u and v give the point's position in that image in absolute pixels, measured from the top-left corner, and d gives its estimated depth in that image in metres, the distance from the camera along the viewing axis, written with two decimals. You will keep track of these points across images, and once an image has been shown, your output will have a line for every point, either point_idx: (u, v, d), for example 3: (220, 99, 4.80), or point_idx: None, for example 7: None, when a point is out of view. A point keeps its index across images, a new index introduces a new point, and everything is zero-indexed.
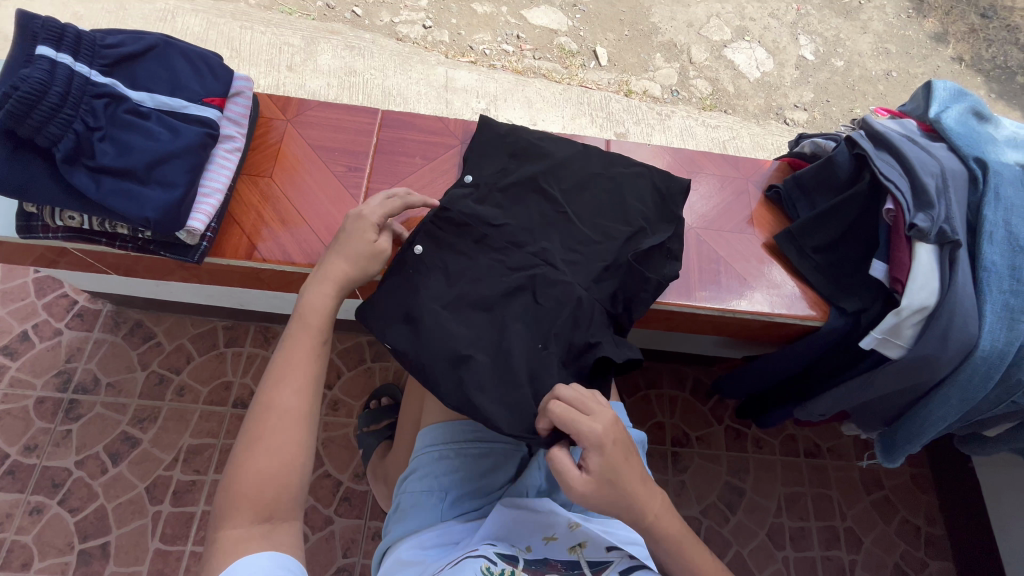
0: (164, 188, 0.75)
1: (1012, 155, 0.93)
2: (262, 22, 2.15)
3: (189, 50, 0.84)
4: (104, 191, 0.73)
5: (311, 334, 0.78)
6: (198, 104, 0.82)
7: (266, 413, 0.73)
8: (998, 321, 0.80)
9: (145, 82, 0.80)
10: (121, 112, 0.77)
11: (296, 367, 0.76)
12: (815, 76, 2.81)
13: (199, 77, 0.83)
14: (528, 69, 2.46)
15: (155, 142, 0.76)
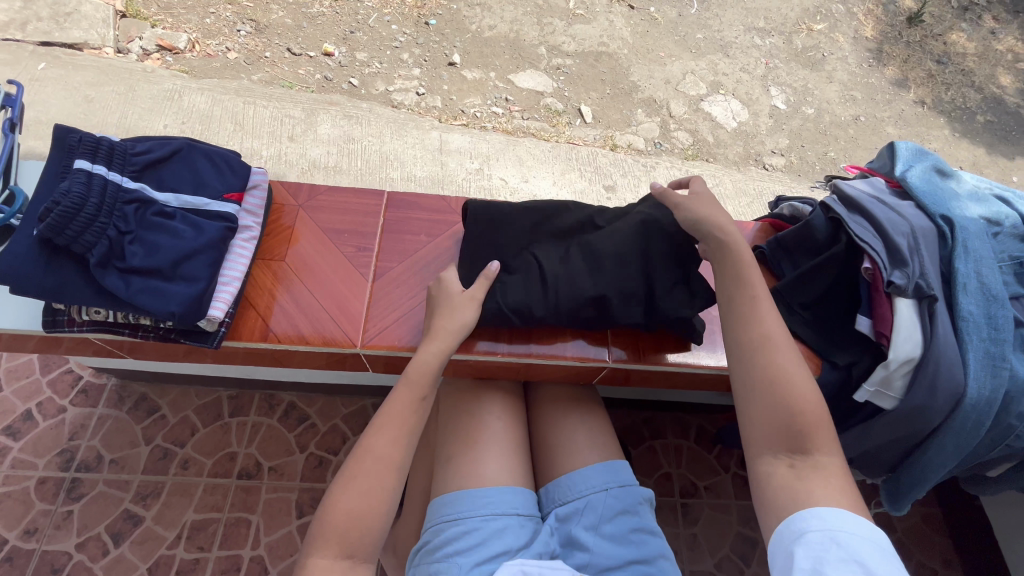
0: (188, 283, 0.79)
1: (975, 209, 1.00)
2: (264, 97, 2.28)
3: (211, 151, 0.90)
4: (133, 290, 0.77)
5: (407, 389, 0.86)
6: (219, 201, 0.88)
7: (365, 456, 0.82)
8: (982, 368, 0.84)
9: (170, 183, 0.86)
10: (149, 215, 0.82)
11: (394, 418, 0.84)
12: (789, 123, 2.98)
13: (219, 175, 0.89)
14: (518, 129, 2.59)
15: (180, 241, 0.81)
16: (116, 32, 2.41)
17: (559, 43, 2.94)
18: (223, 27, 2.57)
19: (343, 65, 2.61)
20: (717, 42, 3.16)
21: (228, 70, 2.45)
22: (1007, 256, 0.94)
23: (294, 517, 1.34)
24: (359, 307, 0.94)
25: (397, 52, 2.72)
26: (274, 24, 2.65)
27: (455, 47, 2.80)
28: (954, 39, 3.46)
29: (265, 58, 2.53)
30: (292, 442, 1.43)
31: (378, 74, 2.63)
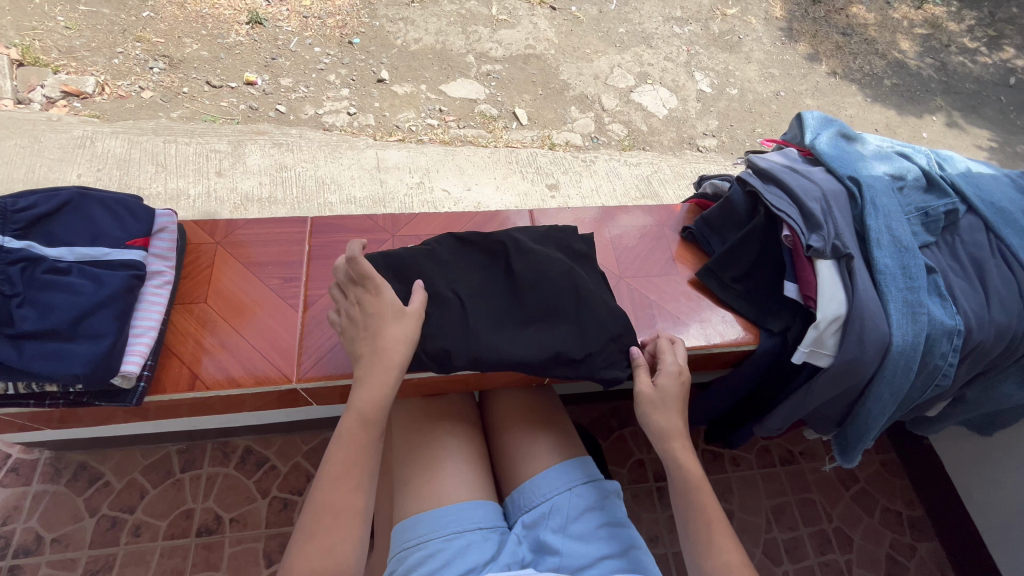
0: (92, 340, 0.74)
1: (882, 167, 1.06)
2: (185, 134, 2.18)
3: (107, 198, 0.85)
4: (28, 357, 0.70)
5: (371, 425, 0.79)
6: (120, 248, 0.82)
7: (327, 501, 0.74)
8: (903, 317, 0.89)
9: (63, 237, 0.80)
10: (39, 273, 0.75)
11: (358, 458, 0.77)
12: (716, 105, 3.09)
13: (118, 222, 0.84)
14: (455, 138, 2.58)
15: (77, 296, 0.75)
16: (14, 81, 2.25)
17: (487, 50, 2.96)
18: (133, 66, 2.45)
19: (267, 92, 2.54)
20: (640, 34, 3.26)
21: (144, 110, 2.34)
22: (913, 207, 1.01)
23: (264, 566, 1.28)
24: (291, 339, 0.90)
25: (323, 74, 2.67)
26: (189, 58, 2.55)
27: (382, 64, 2.78)
28: (854, 14, 3.71)
29: (182, 94, 2.43)
30: (252, 489, 1.36)
31: (305, 98, 2.57)
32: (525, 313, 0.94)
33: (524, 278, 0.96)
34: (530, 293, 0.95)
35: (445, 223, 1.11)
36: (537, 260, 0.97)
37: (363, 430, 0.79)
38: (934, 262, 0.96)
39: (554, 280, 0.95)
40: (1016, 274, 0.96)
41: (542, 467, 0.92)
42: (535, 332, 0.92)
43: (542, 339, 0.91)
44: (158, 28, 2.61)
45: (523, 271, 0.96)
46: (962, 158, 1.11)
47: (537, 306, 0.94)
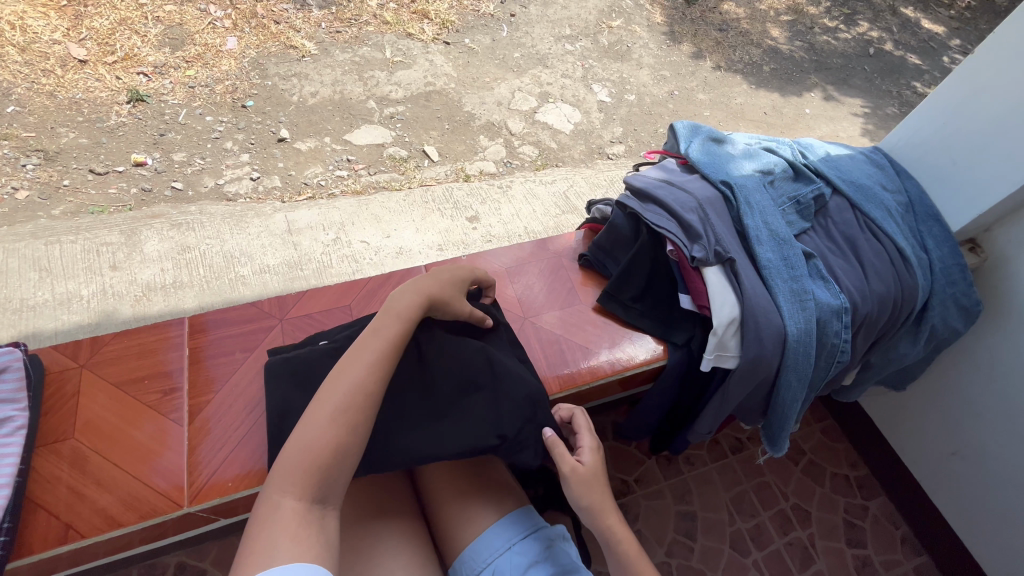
0: None
1: (751, 165, 1.12)
2: (71, 231, 2.03)
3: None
4: None
5: (366, 363, 0.79)
6: None
7: (301, 443, 0.72)
8: (792, 306, 0.93)
9: None
10: None
11: (347, 402, 0.75)
12: (618, 112, 3.23)
13: None
14: (368, 185, 2.54)
15: None
16: None
17: (386, 93, 2.96)
18: (2, 166, 2.27)
19: (160, 171, 2.42)
20: (534, 56, 3.36)
21: (20, 212, 2.16)
22: (785, 199, 1.07)
23: None
24: (178, 458, 0.83)
25: (218, 142, 2.57)
26: (66, 148, 2.39)
27: (281, 123, 2.71)
28: (726, 10, 4.00)
29: (63, 187, 2.27)
30: None
31: (202, 170, 2.46)
32: (440, 412, 0.89)
33: (443, 372, 0.91)
34: (445, 389, 0.90)
35: (340, 293, 1.08)
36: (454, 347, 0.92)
37: (360, 370, 0.78)
38: (812, 247, 1.02)
39: (470, 371, 0.91)
40: (884, 245, 1.04)
41: (488, 524, 0.90)
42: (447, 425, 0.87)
43: (455, 433, 0.86)
44: (27, 123, 2.44)
45: (443, 364, 0.91)
46: (820, 143, 1.20)
47: (450, 402, 0.89)
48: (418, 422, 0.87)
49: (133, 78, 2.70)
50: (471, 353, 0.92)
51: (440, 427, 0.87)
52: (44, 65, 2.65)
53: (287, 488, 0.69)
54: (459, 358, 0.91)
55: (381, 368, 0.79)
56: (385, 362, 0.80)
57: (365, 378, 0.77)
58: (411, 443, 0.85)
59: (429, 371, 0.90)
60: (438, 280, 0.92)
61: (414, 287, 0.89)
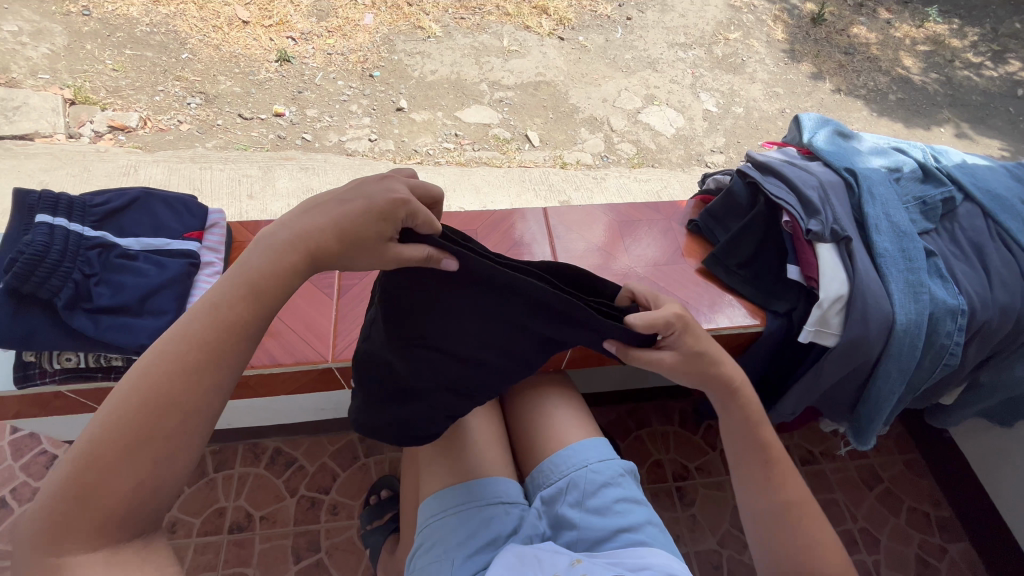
0: (156, 316, 0.81)
1: (879, 162, 1.12)
2: (220, 161, 2.33)
3: (168, 197, 0.93)
4: (102, 328, 0.77)
5: (171, 353, 0.57)
6: (179, 240, 0.90)
7: (81, 458, 0.53)
8: (904, 297, 0.92)
9: (131, 229, 0.88)
10: (113, 258, 0.82)
11: (147, 402, 0.55)
12: (723, 123, 3.19)
13: (177, 216, 0.92)
14: (471, 160, 2.70)
15: (144, 278, 0.82)
16: (66, 118, 2.45)
17: (499, 78, 3.11)
18: (173, 102, 2.65)
19: (295, 122, 2.71)
20: (645, 59, 3.40)
21: (181, 141, 2.51)
22: (911, 197, 1.06)
23: (293, 563, 1.31)
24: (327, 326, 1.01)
25: (345, 105, 2.84)
26: (223, 94, 2.74)
27: (401, 94, 2.94)
28: (856, 33, 3.80)
29: (217, 126, 2.61)
30: (281, 489, 1.41)
31: (329, 127, 2.73)
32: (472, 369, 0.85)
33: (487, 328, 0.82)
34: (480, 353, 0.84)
35: (464, 222, 1.19)
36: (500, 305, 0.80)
37: (158, 371, 0.56)
38: (934, 246, 1.00)
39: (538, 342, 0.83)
40: (1016, 257, 1.00)
41: (560, 447, 0.96)
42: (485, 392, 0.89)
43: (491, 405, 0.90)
44: (195, 68, 2.81)
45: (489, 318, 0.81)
46: (956, 152, 1.16)
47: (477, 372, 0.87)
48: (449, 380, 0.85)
49: (283, 40, 3.04)
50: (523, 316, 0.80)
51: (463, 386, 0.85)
52: (214, 21, 3.03)
53: (63, 547, 0.52)
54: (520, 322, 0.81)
55: (196, 348, 0.58)
56: (198, 357, 0.58)
57: (180, 362, 0.57)
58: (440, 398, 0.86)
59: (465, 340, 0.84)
60: (349, 217, 0.67)
61: (302, 227, 0.67)
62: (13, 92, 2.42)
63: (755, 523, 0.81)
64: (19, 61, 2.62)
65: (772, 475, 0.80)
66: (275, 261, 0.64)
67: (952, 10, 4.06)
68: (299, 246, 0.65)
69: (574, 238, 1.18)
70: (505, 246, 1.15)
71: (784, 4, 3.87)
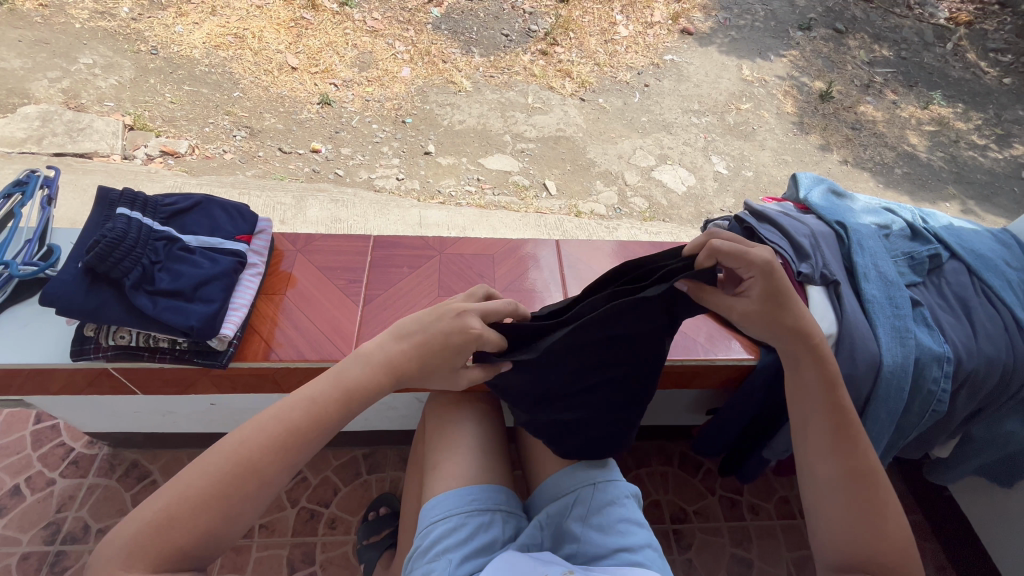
0: (205, 303, 0.90)
1: (870, 219, 1.21)
2: (258, 189, 2.50)
3: (226, 204, 1.05)
4: (159, 308, 0.85)
5: (271, 434, 0.75)
6: (232, 240, 1.00)
7: (208, 467, 0.72)
8: (891, 341, 0.98)
9: (192, 228, 0.98)
10: (176, 250, 0.93)
11: (260, 442, 0.74)
12: (733, 185, 3.34)
13: (232, 220, 1.03)
14: (490, 203, 2.86)
15: (200, 269, 0.92)
16: (124, 142, 2.67)
17: (522, 131, 3.33)
18: (220, 134, 2.88)
19: (330, 159, 2.91)
20: (660, 122, 3.61)
21: (224, 168, 2.71)
22: (900, 252, 1.13)
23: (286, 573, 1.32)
24: (352, 326, 1.05)
25: (377, 146, 3.05)
26: (267, 129, 2.98)
27: (430, 139, 3.16)
28: (863, 110, 4.00)
29: (258, 157, 2.82)
30: (283, 498, 1.44)
31: (361, 164, 2.93)
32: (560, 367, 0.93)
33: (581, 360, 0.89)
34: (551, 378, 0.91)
35: (484, 249, 1.29)
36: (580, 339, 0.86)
37: (254, 447, 0.73)
38: (921, 298, 1.07)
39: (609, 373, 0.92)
40: (1000, 312, 1.05)
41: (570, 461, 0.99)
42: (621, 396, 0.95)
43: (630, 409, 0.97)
44: (245, 105, 3.07)
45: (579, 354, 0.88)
46: (944, 215, 1.25)
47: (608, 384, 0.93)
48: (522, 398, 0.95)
49: (327, 86, 3.31)
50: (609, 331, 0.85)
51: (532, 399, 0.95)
52: (267, 66, 3.33)
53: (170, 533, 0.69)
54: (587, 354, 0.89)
55: (309, 416, 0.77)
56: (284, 439, 0.75)
57: (295, 420, 0.76)
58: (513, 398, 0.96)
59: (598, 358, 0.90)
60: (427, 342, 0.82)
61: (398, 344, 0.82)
62: (80, 116, 2.67)
63: (816, 488, 0.85)
64: (89, 90, 2.90)
65: (841, 446, 0.83)
66: (374, 380, 0.80)
67: (957, 95, 4.27)
68: (389, 370, 0.80)
69: (582, 270, 1.28)
70: (519, 272, 1.24)
71: (793, 80, 4.12)
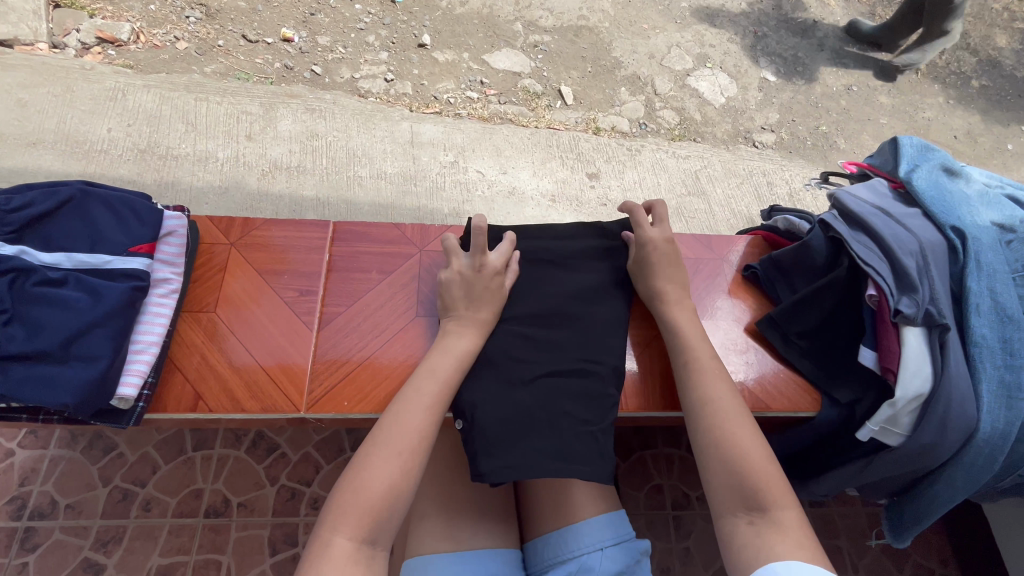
0: (84, 362, 0.79)
1: (989, 214, 0.94)
2: (218, 92, 2.09)
3: (108, 200, 0.91)
4: (14, 380, 0.77)
5: (397, 467, 0.79)
6: (121, 256, 0.88)
7: (354, 483, 0.77)
8: (995, 402, 0.82)
9: (61, 242, 0.87)
10: (32, 286, 0.82)
11: (381, 449, 0.80)
12: (779, 96, 2.84)
13: (120, 227, 0.90)
14: (494, 114, 2.42)
15: (74, 314, 0.81)
16: (49, 24, 2.18)
17: (536, 18, 2.75)
18: (169, 14, 2.35)
19: (304, 51, 2.43)
20: (704, 10, 2.98)
21: (177, 62, 2.25)
22: None
23: (268, 555, 1.27)
24: (303, 361, 0.98)
25: (361, 35, 2.53)
26: (226, 8, 2.44)
27: (425, 27, 2.61)
28: None
29: (217, 47, 2.33)
30: (262, 476, 1.34)
31: (342, 59, 2.45)
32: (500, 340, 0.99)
33: (525, 308, 1.05)
34: (527, 332, 1.01)
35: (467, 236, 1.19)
36: (519, 322, 1.03)
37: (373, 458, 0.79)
38: None
39: (553, 331, 1.02)
40: None
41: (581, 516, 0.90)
42: (564, 340, 1.01)
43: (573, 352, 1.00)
44: None
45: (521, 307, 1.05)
46: None
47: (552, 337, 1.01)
48: (501, 392, 0.94)
49: None
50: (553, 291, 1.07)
51: (523, 459, 0.88)
52: None
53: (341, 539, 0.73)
54: (537, 320, 1.03)
55: (415, 422, 0.83)
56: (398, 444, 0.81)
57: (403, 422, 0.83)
58: (491, 428, 0.90)
59: (541, 310, 1.04)
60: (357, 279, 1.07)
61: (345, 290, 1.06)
62: None
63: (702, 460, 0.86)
64: None
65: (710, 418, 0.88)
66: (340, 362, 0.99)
67: None
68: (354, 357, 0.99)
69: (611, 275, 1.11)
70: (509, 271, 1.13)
71: None
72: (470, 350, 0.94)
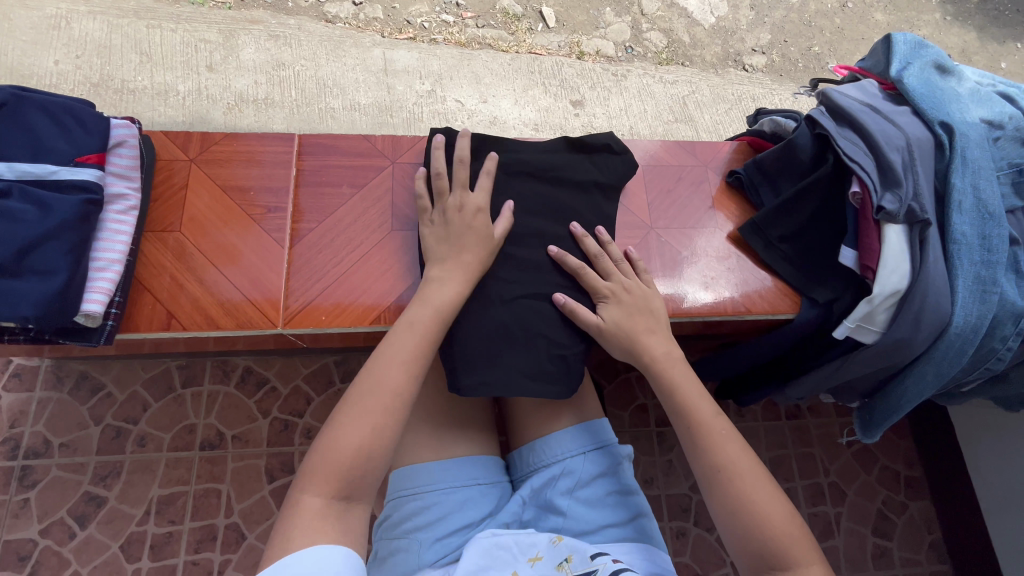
0: (42, 276, 0.78)
1: (978, 112, 0.92)
2: (172, 17, 1.92)
3: (47, 105, 0.85)
4: None
5: (389, 410, 0.78)
6: (69, 166, 0.84)
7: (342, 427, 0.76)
8: (970, 296, 0.83)
9: (2, 151, 0.82)
10: None
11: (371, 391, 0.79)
12: (771, 15, 2.69)
13: (65, 135, 0.85)
14: (472, 40, 2.22)
15: (23, 227, 0.78)
16: None
17: None
18: None
19: None
20: None
21: None
22: (1008, 163, 0.88)
23: (266, 482, 1.31)
24: (279, 279, 0.96)
25: None
26: None
27: None
28: None
29: None
30: (253, 409, 1.36)
31: None
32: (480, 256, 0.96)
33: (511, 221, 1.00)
34: (508, 246, 0.98)
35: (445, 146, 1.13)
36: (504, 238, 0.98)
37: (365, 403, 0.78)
38: (1021, 231, 0.86)
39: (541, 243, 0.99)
40: None
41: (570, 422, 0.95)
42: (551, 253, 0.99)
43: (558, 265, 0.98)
44: None
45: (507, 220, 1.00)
46: None
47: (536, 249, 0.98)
48: (482, 307, 0.93)
49: None
50: (534, 199, 1.01)
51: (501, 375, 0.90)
52: None
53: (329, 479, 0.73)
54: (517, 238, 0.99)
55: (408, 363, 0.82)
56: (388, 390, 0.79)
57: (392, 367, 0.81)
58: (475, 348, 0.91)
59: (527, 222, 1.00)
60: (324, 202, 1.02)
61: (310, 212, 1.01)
62: None
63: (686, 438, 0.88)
64: None
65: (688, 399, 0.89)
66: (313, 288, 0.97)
67: None
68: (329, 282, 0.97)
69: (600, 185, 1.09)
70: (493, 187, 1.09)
71: None
72: (455, 257, 0.91)
